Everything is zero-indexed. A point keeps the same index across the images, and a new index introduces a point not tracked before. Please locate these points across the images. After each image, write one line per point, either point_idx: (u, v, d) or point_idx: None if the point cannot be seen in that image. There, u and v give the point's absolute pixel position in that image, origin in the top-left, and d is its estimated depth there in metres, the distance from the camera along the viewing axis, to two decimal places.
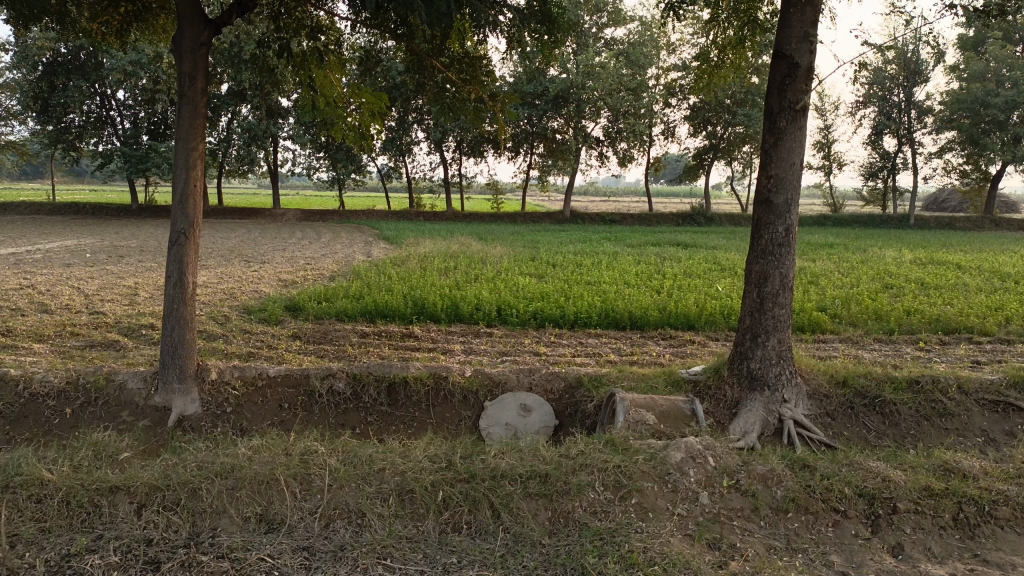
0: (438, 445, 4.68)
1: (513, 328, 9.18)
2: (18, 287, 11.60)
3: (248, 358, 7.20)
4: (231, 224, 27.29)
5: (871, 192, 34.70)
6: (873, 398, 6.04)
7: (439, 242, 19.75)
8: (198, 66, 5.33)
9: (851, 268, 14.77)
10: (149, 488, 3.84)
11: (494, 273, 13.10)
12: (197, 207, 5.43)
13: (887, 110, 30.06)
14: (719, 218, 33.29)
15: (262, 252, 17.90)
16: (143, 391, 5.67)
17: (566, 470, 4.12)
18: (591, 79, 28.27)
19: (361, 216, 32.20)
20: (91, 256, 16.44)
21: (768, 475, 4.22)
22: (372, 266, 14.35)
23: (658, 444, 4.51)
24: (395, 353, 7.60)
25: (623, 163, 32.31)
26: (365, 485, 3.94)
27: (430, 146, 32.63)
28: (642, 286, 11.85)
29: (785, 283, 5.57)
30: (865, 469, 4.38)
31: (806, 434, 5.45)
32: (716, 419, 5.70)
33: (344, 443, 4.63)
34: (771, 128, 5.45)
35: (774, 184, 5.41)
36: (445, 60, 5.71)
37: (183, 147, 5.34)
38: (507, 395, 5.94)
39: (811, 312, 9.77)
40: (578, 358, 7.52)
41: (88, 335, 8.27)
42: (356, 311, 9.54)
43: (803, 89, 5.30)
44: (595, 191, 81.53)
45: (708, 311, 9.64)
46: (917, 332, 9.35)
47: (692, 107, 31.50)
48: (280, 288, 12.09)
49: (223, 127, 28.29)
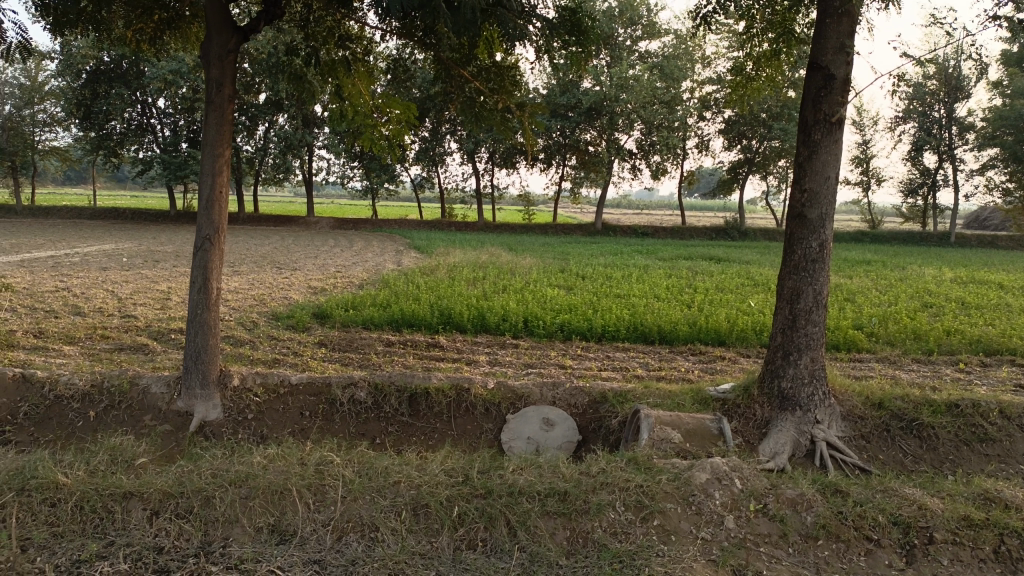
0: (457, 459, 4.60)
1: (540, 340, 9.07)
2: (53, 289, 11.79)
3: (272, 365, 7.19)
4: (266, 232, 27.59)
5: (911, 209, 34.02)
6: (910, 421, 5.81)
7: (469, 252, 19.72)
8: (226, 72, 5.32)
9: (889, 285, 14.43)
10: (162, 495, 3.80)
11: (522, 284, 13.02)
12: (222, 212, 5.42)
13: (927, 125, 29.47)
14: (753, 233, 32.86)
15: (293, 259, 18.03)
16: (166, 396, 5.67)
17: (586, 489, 4.00)
18: (625, 91, 28.12)
19: (393, 225, 32.36)
20: (128, 260, 16.71)
21: (797, 500, 4.05)
22: (401, 275, 14.37)
23: (682, 464, 4.35)
24: (419, 363, 7.54)
25: (656, 176, 32.07)
26: (380, 498, 3.87)
27: (463, 157, 32.73)
28: (672, 300, 11.67)
29: (818, 300, 5.39)
30: (901, 495, 4.18)
31: (839, 456, 5.27)
32: (744, 438, 5.53)
33: (361, 454, 4.55)
34: (806, 141, 5.29)
35: (808, 199, 5.25)
36: (473, 70, 5.62)
37: (210, 153, 5.33)
38: (530, 408, 5.83)
39: (846, 330, 9.52)
40: (604, 372, 7.39)
41: (117, 339, 8.35)
42: (382, 319, 9.51)
43: (840, 101, 5.14)
44: (627, 204, 81.23)
45: (740, 326, 9.44)
46: (957, 353, 9.06)
47: (727, 121, 31.19)
48: (309, 295, 12.13)
49: (260, 135, 28.65)
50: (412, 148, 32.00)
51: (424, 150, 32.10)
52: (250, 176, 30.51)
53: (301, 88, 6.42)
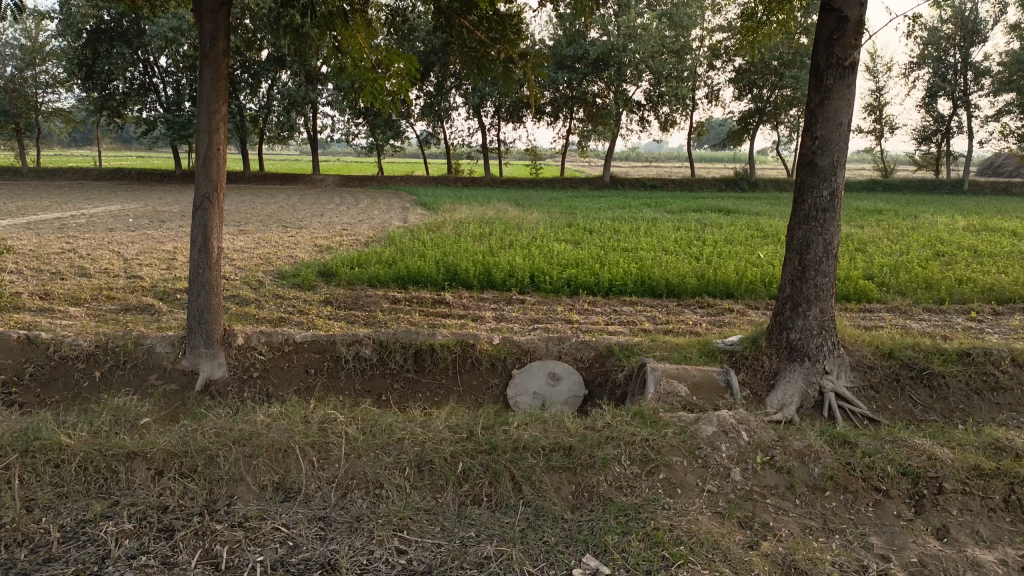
0: (462, 415, 4.56)
1: (547, 295, 9.01)
2: (59, 251, 11.75)
3: (278, 323, 7.16)
4: (272, 190, 27.47)
5: (925, 156, 33.46)
6: (921, 370, 5.75)
7: (476, 208, 19.54)
8: (219, 26, 5.16)
9: (901, 235, 14.24)
10: (166, 455, 3.80)
11: (529, 239, 12.90)
12: (220, 170, 5.33)
13: (942, 71, 28.86)
14: (763, 183, 32.48)
15: (299, 218, 17.93)
16: (171, 355, 5.65)
17: (591, 443, 3.96)
18: (633, 41, 27.55)
19: (399, 181, 32.14)
20: (134, 220, 16.65)
21: (805, 452, 4.01)
22: (407, 232, 14.29)
23: (689, 418, 4.29)
24: (425, 320, 7.50)
25: (665, 128, 31.60)
26: (384, 455, 3.85)
27: (468, 111, 32.31)
28: (680, 253, 11.54)
29: (829, 250, 5.29)
30: (910, 446, 4.14)
31: (848, 408, 5.23)
32: (752, 391, 5.49)
33: (365, 412, 4.53)
34: (818, 87, 5.13)
35: (820, 146, 5.11)
36: (474, 19, 5.41)
37: (205, 109, 5.20)
38: (536, 363, 5.80)
39: (857, 280, 9.39)
40: (611, 326, 7.34)
41: (123, 299, 8.33)
42: (387, 277, 9.45)
43: (853, 44, 4.96)
44: (636, 156, 80.41)
45: (748, 278, 9.33)
46: (969, 302, 8.95)
47: (737, 70, 30.59)
48: (315, 254, 12.06)
49: (263, 93, 28.31)
50: (416, 104, 31.58)
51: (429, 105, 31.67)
52: (255, 134, 30.26)
53: (299, 42, 6.20)
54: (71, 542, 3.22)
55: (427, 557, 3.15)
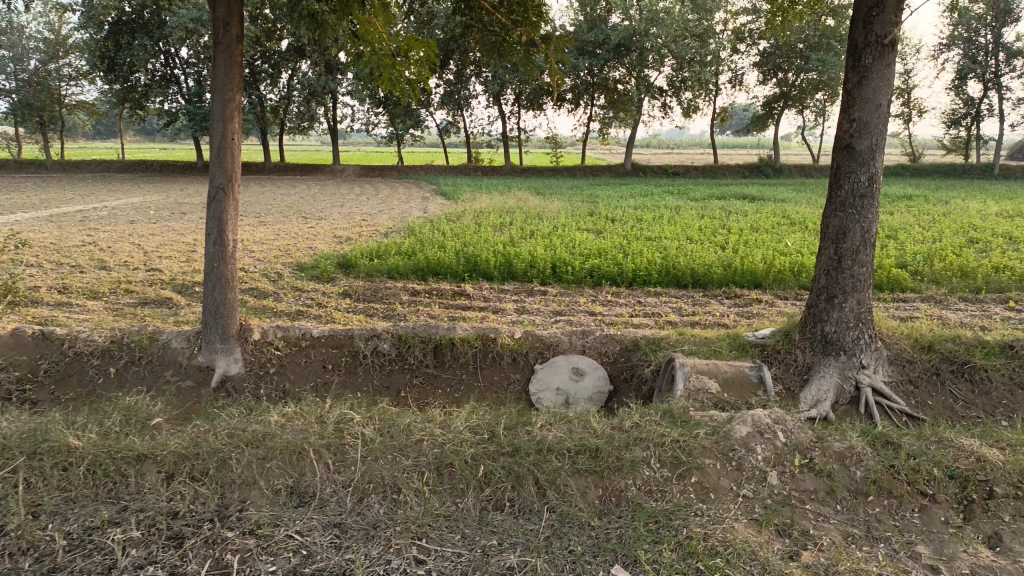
0: (483, 414, 4.39)
1: (569, 287, 8.80)
2: (80, 244, 11.72)
3: (296, 317, 7.04)
4: (292, 181, 27.45)
5: (954, 141, 32.70)
6: (962, 364, 5.48)
7: (496, 197, 19.33)
8: (232, 11, 4.97)
9: (932, 221, 13.85)
10: (177, 457, 3.66)
11: (551, 229, 12.69)
12: (235, 160, 5.18)
13: (972, 53, 28.16)
14: (788, 170, 31.94)
15: (319, 208, 17.83)
16: (187, 351, 5.53)
17: (618, 445, 3.77)
18: (655, 26, 27.10)
19: (419, 171, 32.01)
20: (156, 213, 16.66)
21: (846, 454, 3.79)
22: (427, 222, 14.13)
23: (722, 417, 4.08)
24: (445, 313, 7.34)
25: (688, 114, 31.10)
26: (402, 458, 3.69)
27: (488, 99, 32.07)
28: (705, 242, 11.28)
29: (866, 239, 5.03)
30: (957, 447, 3.90)
31: (886, 404, 5.00)
32: (784, 386, 5.26)
33: (382, 411, 4.36)
34: (855, 67, 4.88)
35: (858, 129, 4.85)
36: (494, 0, 5.16)
37: (219, 98, 5.05)
38: (560, 357, 5.62)
39: (890, 269, 9.09)
40: (636, 319, 7.13)
41: (141, 293, 8.24)
42: (407, 269, 9.30)
43: (893, 21, 4.70)
44: (658, 144, 79.70)
45: (777, 267, 9.06)
46: (1007, 291, 8.62)
47: (761, 53, 30.05)
48: (335, 245, 11.94)
49: (283, 83, 28.28)
50: (436, 92, 31.38)
51: (449, 93, 31.48)
52: (275, 125, 30.21)
53: (314, 30, 5.99)
54: (77, 550, 3.10)
55: (447, 567, 2.98)
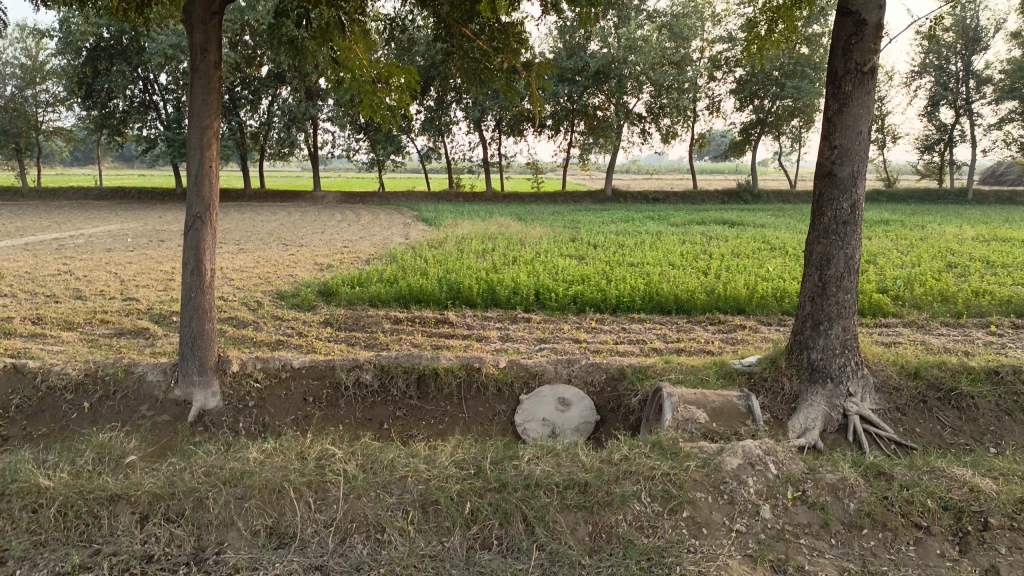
0: (469, 448, 4.29)
1: (552, 314, 8.74)
2: (55, 273, 11.52)
3: (276, 347, 6.92)
4: (272, 208, 27.29)
5: (927, 166, 33.24)
6: (948, 391, 5.46)
7: (478, 223, 19.31)
8: (210, 37, 4.92)
9: (910, 246, 13.99)
10: (152, 497, 3.53)
11: (533, 255, 12.66)
12: (213, 187, 5.09)
13: (944, 79, 28.72)
14: (766, 195, 32.27)
15: (300, 235, 17.71)
16: (163, 384, 5.40)
17: (608, 479, 3.69)
18: (634, 53, 27.38)
19: (400, 197, 31.98)
20: (133, 241, 16.45)
21: (839, 485, 3.73)
22: (408, 248, 14.06)
23: (712, 449, 4.01)
24: (428, 342, 7.24)
25: (667, 140, 31.38)
26: (386, 495, 3.58)
27: (469, 126, 32.21)
28: (688, 268, 11.29)
29: (850, 265, 5.03)
30: (949, 476, 3.86)
31: (874, 431, 4.96)
32: (772, 414, 5.20)
33: (365, 446, 4.25)
34: (835, 94, 4.89)
35: (839, 156, 4.86)
36: (476, 27, 5.16)
37: (196, 125, 4.97)
38: (545, 387, 5.53)
39: (871, 293, 9.13)
40: (621, 347, 7.07)
41: (117, 323, 8.08)
42: (389, 296, 9.20)
43: (873, 48, 4.74)
44: (637, 169, 80.34)
45: (759, 293, 9.07)
46: (987, 315, 8.67)
47: (738, 80, 30.47)
48: (315, 272, 11.82)
49: (264, 110, 28.23)
50: (417, 118, 31.46)
51: (430, 119, 31.57)
52: (255, 152, 30.11)
53: (293, 57, 5.95)
54: None
55: None
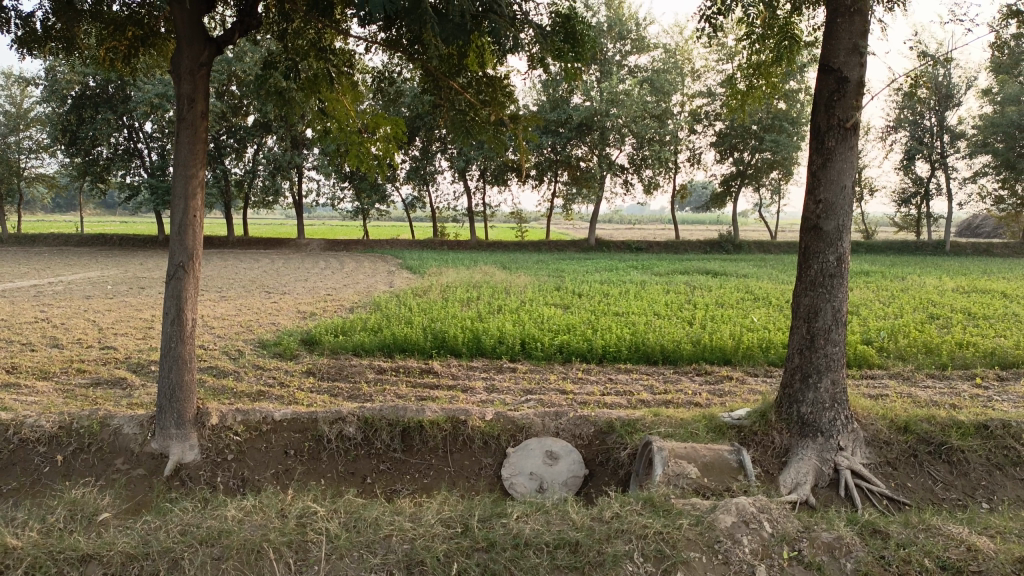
0: (455, 504, 4.16)
1: (538, 364, 8.65)
2: (31, 321, 11.33)
3: (257, 398, 6.78)
4: (256, 255, 27.18)
5: (905, 218, 33.77)
6: (938, 445, 5.42)
7: (462, 272, 19.30)
8: (198, 88, 4.92)
9: (892, 297, 14.12)
10: (125, 557, 3.38)
11: (518, 304, 12.64)
12: (197, 237, 5.03)
13: (919, 134, 29.36)
14: (747, 246, 32.58)
15: (282, 283, 17.60)
16: (139, 437, 5.24)
17: (599, 538, 3.58)
18: (616, 106, 27.82)
19: (384, 245, 31.98)
20: (112, 288, 16.24)
21: (835, 544, 3.65)
22: (392, 296, 13.98)
23: (705, 505, 3.92)
24: (413, 392, 7.13)
25: (649, 190, 31.75)
26: (370, 555, 3.45)
27: (454, 175, 32.47)
28: (673, 318, 11.30)
29: (837, 317, 5.02)
30: (946, 535, 3.78)
31: (865, 486, 4.88)
32: (763, 468, 5.12)
33: (349, 503, 4.11)
34: (819, 149, 4.94)
35: (824, 210, 4.90)
36: (463, 81, 5.18)
37: (182, 174, 4.93)
38: (532, 440, 5.43)
39: (856, 345, 9.15)
40: (609, 398, 7.00)
41: (94, 373, 7.91)
42: (373, 345, 9.11)
43: (855, 105, 4.81)
44: (619, 220, 81.20)
45: (745, 344, 9.06)
46: (972, 367, 8.70)
47: (718, 134, 31.03)
48: (298, 321, 11.70)
49: (249, 158, 28.32)
50: (402, 167, 31.66)
51: (415, 169, 31.79)
52: (239, 199, 30.10)
53: (281, 108, 5.91)
54: None
55: None
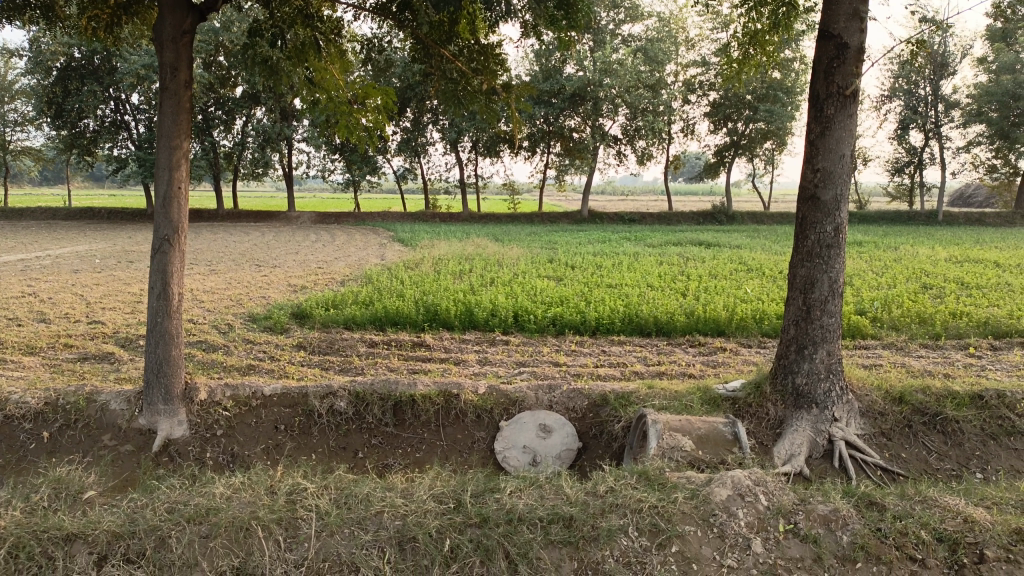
0: (448, 479, 4.11)
1: (531, 336, 8.59)
2: (19, 295, 11.19)
3: (247, 372, 6.71)
4: (246, 228, 26.93)
5: (898, 188, 33.70)
6: (933, 416, 5.39)
7: (455, 244, 19.17)
8: (181, 56, 4.78)
9: (885, 267, 14.09)
10: (111, 536, 3.32)
11: (511, 276, 12.55)
12: (182, 210, 4.92)
13: (913, 103, 29.15)
14: (741, 216, 32.50)
15: (274, 256, 17.45)
16: (127, 413, 5.17)
17: (593, 512, 3.54)
18: (609, 76, 27.50)
19: (376, 218, 31.78)
20: (101, 261, 16.07)
21: (831, 517, 3.62)
22: (384, 269, 13.86)
23: (700, 479, 3.88)
24: (405, 365, 7.07)
25: (642, 161, 31.55)
26: (360, 532, 3.39)
27: (445, 146, 32.19)
28: (666, 289, 11.23)
29: (834, 289, 4.95)
30: (942, 506, 3.75)
31: (860, 457, 4.86)
32: (758, 440, 5.09)
33: (339, 479, 4.05)
34: (818, 117, 4.84)
35: (822, 179, 4.80)
36: (454, 49, 5.01)
37: (165, 145, 4.80)
38: (525, 413, 5.38)
39: (850, 315, 9.11)
40: (602, 370, 6.95)
41: (81, 348, 7.81)
42: (365, 319, 9.02)
43: (854, 72, 4.70)
44: (612, 191, 80.87)
45: (739, 315, 9.00)
46: (965, 337, 8.67)
47: (712, 103, 30.78)
48: (289, 294, 11.59)
49: (238, 129, 27.96)
50: (393, 139, 31.32)
51: (406, 140, 31.45)
52: (229, 171, 29.79)
53: (267, 77, 5.70)
54: None
55: None
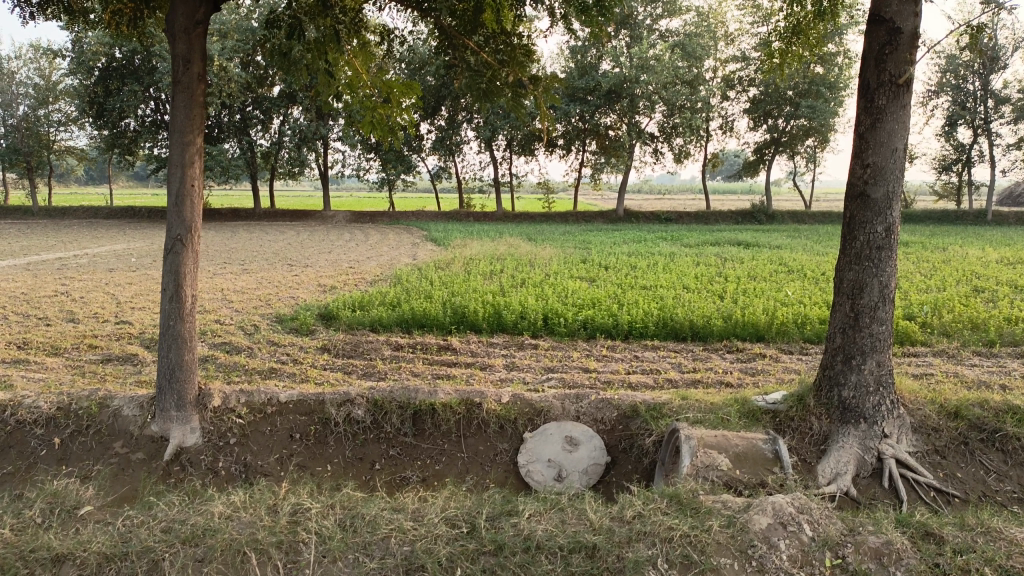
0: (463, 499, 3.84)
1: (561, 340, 8.30)
2: (52, 295, 11.19)
3: (267, 376, 6.53)
4: (282, 227, 27.02)
5: (945, 186, 32.61)
6: (992, 432, 4.96)
7: (487, 243, 18.93)
8: (194, 49, 4.57)
9: (933, 269, 13.49)
10: (101, 558, 3.12)
11: (542, 277, 12.25)
12: (195, 209, 4.71)
13: (962, 99, 28.17)
14: (781, 216, 31.76)
15: (306, 255, 17.36)
16: (139, 419, 4.99)
17: (619, 541, 3.24)
18: (646, 72, 26.95)
19: (410, 216, 31.70)
20: (137, 260, 16.12)
21: (883, 550, 3.28)
22: (415, 269, 13.68)
23: (737, 503, 3.55)
24: (429, 370, 6.83)
25: (680, 159, 30.99)
26: (366, 558, 3.15)
27: (480, 145, 31.98)
28: (703, 291, 10.84)
29: (885, 294, 4.58)
30: (1008, 539, 3.39)
31: (912, 476, 4.48)
32: (800, 457, 4.72)
33: (347, 497, 3.82)
34: (868, 108, 4.46)
35: (872, 175, 4.43)
36: (480, 39, 4.68)
37: (177, 141, 4.60)
38: (551, 424, 5.10)
39: (897, 321, 8.63)
40: (634, 377, 6.63)
41: (105, 349, 7.71)
42: (391, 321, 8.81)
43: (908, 59, 4.32)
44: (650, 189, 79.95)
45: (780, 319, 8.59)
46: (1022, 344, 8.14)
47: (752, 100, 30.12)
48: (318, 294, 11.46)
49: (275, 129, 28.09)
50: (428, 138, 31.22)
51: (440, 139, 31.24)
52: (266, 171, 29.95)
53: (286, 72, 5.47)
54: None
55: None
